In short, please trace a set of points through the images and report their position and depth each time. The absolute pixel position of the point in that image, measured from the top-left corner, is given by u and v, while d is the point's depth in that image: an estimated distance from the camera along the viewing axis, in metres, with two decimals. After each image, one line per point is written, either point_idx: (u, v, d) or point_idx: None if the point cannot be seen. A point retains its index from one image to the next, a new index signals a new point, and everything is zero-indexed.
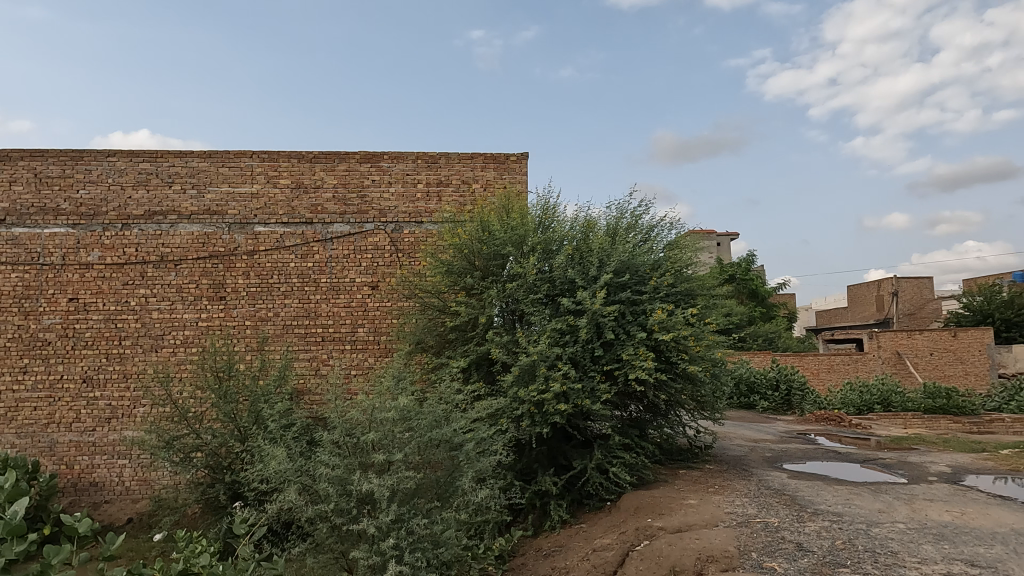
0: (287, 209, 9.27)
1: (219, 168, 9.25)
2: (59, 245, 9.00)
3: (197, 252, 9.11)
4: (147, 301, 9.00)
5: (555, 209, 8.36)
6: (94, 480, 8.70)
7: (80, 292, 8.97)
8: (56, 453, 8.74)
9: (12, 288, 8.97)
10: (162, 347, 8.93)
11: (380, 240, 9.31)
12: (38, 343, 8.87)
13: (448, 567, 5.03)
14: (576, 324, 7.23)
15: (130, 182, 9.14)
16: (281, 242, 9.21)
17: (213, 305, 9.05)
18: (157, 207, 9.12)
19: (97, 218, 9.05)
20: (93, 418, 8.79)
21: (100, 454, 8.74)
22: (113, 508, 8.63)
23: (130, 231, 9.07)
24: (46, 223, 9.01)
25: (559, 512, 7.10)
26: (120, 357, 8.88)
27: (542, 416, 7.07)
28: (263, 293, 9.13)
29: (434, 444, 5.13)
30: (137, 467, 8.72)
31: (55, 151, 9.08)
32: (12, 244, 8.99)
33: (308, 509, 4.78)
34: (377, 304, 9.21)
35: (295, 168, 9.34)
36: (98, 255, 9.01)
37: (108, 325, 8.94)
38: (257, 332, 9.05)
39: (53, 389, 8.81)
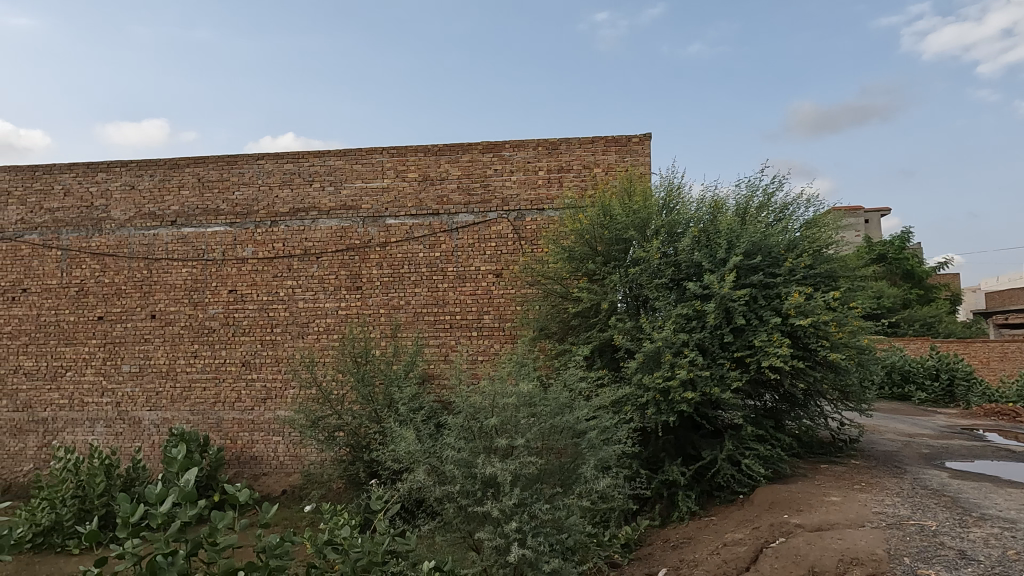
0: (415, 201, 9.64)
1: (354, 165, 9.80)
2: (220, 243, 9.98)
3: (336, 244, 9.74)
4: (293, 292, 9.77)
5: (680, 189, 8.05)
6: (254, 454, 9.61)
7: (238, 285, 9.90)
8: (222, 429, 9.73)
9: (182, 282, 10.05)
10: (308, 334, 9.66)
11: (504, 228, 9.45)
12: (206, 330, 9.92)
13: (572, 553, 5.02)
14: (703, 309, 6.94)
15: (277, 182, 9.93)
16: (410, 233, 9.62)
17: (351, 295, 9.65)
18: (300, 204, 9.85)
19: (250, 217, 9.93)
20: (252, 398, 9.69)
21: (258, 430, 9.63)
22: (271, 480, 9.49)
23: (278, 228, 9.87)
24: (208, 222, 10.01)
25: (687, 503, 6.88)
26: (273, 343, 9.71)
27: (668, 404, 6.88)
28: (395, 283, 9.59)
29: (558, 430, 5.16)
30: (289, 443, 9.53)
31: (214, 157, 10.04)
32: (182, 242, 10.08)
33: (436, 489, 4.95)
34: (502, 290, 9.36)
35: (422, 162, 9.69)
36: (252, 250, 9.89)
37: (262, 314, 9.80)
38: (390, 319, 9.54)
39: (219, 371, 9.82)
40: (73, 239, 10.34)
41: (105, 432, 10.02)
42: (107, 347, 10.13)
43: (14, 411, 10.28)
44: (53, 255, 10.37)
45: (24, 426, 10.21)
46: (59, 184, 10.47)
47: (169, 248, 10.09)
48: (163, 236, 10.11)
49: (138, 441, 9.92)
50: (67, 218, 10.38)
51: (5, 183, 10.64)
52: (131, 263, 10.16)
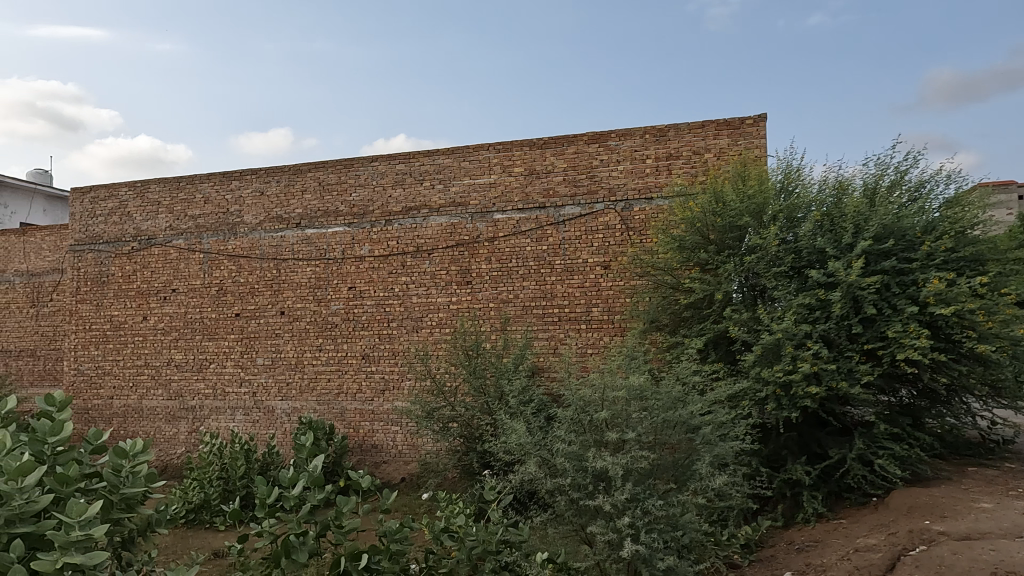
0: (522, 195, 9.72)
1: (462, 163, 10.02)
2: (339, 242, 10.55)
3: (446, 241, 10.01)
4: (408, 287, 10.15)
5: (799, 172, 7.58)
6: (375, 442, 10.10)
7: (357, 281, 10.43)
8: (346, 419, 10.29)
9: (307, 280, 10.72)
10: (422, 328, 10.02)
11: (611, 219, 9.31)
12: (329, 325, 10.53)
13: (688, 551, 4.87)
14: (828, 298, 6.50)
15: (390, 183, 10.35)
16: (517, 227, 9.70)
17: (461, 289, 9.89)
18: (412, 203, 10.21)
19: (366, 216, 10.42)
20: (372, 389, 10.19)
21: (378, 420, 10.11)
22: (391, 468, 9.94)
23: (392, 226, 10.29)
24: (329, 223, 10.61)
25: (813, 504, 6.49)
26: (390, 337, 10.15)
27: (789, 399, 6.52)
28: (504, 277, 9.72)
29: (671, 425, 5.02)
30: (406, 433, 9.93)
31: (332, 161, 10.62)
32: (306, 243, 10.74)
33: (547, 482, 4.96)
34: (610, 283, 9.24)
35: (527, 155, 9.74)
36: (369, 249, 10.38)
37: (379, 310, 10.26)
38: (500, 313, 9.69)
39: (341, 363, 10.40)
40: (213, 243, 11.31)
41: (243, 419, 10.90)
42: (244, 341, 11.02)
43: (168, 399, 11.41)
44: (197, 257, 11.41)
45: (177, 413, 11.31)
46: (200, 192, 11.49)
47: (295, 249, 10.79)
48: (290, 237, 10.83)
49: (272, 428, 10.70)
50: (207, 224, 11.37)
51: (155, 194, 11.81)
52: (262, 263, 10.97)
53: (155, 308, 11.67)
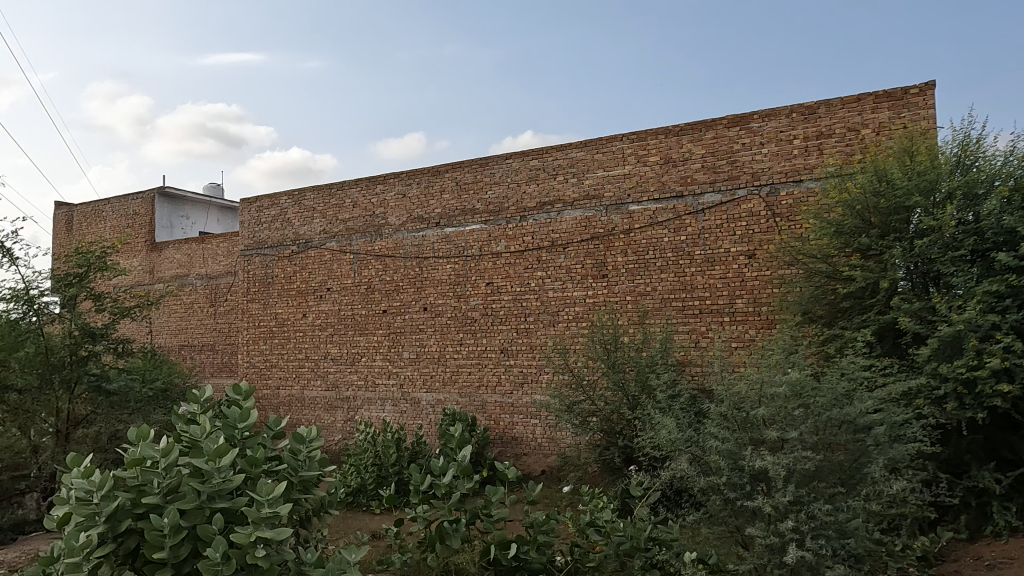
0: (658, 184, 9.46)
1: (595, 155, 9.94)
2: (477, 239, 10.85)
3: (581, 234, 9.98)
4: (544, 282, 10.24)
5: (979, 143, 6.74)
6: (515, 434, 10.28)
7: (494, 277, 10.67)
8: (486, 411, 10.57)
9: (447, 277, 11.13)
10: (559, 322, 10.06)
11: (755, 205, 8.81)
12: (469, 320, 10.87)
13: (859, 561, 4.50)
14: (1020, 284, 5.74)
15: (524, 179, 10.48)
16: (654, 217, 9.46)
17: (597, 283, 9.82)
18: (546, 198, 10.27)
19: (502, 213, 10.63)
20: (511, 382, 10.38)
21: (517, 413, 10.28)
22: (531, 460, 10.06)
23: (527, 222, 10.42)
24: (466, 221, 10.95)
25: (1005, 516, 5.77)
26: (527, 331, 10.30)
27: (974, 398, 5.84)
28: (641, 270, 9.52)
29: (836, 424, 4.66)
30: (545, 426, 10.01)
31: (468, 161, 10.94)
32: (445, 241, 11.15)
33: (700, 480, 4.78)
34: (755, 272, 8.73)
35: (663, 143, 9.46)
36: (505, 245, 10.58)
37: (517, 304, 10.44)
38: (638, 306, 9.50)
39: (481, 357, 10.69)
40: (361, 244, 12.07)
41: (392, 410, 11.53)
42: (391, 336, 11.66)
43: (326, 390, 12.33)
44: (348, 258, 12.23)
45: (334, 403, 12.20)
46: (349, 197, 12.30)
47: (435, 247, 11.24)
48: (430, 237, 11.30)
49: (418, 419, 11.23)
50: (356, 226, 12.15)
51: (310, 201, 12.79)
52: (406, 262, 11.54)
53: (312, 305, 12.65)
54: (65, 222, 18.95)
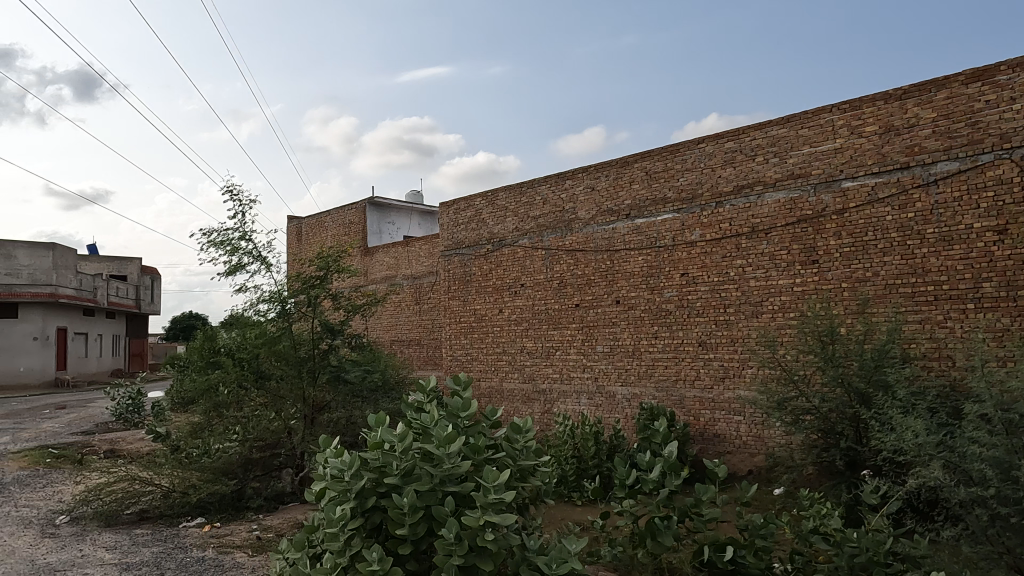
0: (876, 157, 8.45)
1: (799, 131, 9.14)
2: (669, 229, 10.53)
3: (786, 218, 9.23)
4: (744, 270, 9.64)
5: None
6: (717, 432, 9.71)
7: (689, 267, 10.27)
8: (685, 406, 10.15)
9: (640, 269, 10.92)
10: (762, 313, 9.39)
11: (1006, 171, 7.46)
12: (664, 313, 10.57)
13: None
14: None
15: (719, 163, 9.95)
16: (873, 194, 8.45)
17: (806, 270, 9.01)
18: (744, 180, 9.66)
19: (696, 200, 10.19)
20: (711, 376, 9.88)
21: (719, 408, 9.72)
22: (735, 459, 9.43)
23: (723, 208, 9.88)
24: (658, 211, 10.66)
25: None
26: (727, 323, 9.76)
27: None
28: (858, 253, 8.57)
29: None
30: (751, 423, 9.34)
31: (659, 149, 10.64)
32: (636, 233, 10.96)
33: (959, 491, 4.16)
34: (1008, 251, 7.40)
35: (883, 111, 8.41)
36: (700, 233, 10.13)
37: (715, 295, 9.93)
38: (855, 293, 8.55)
39: (678, 350, 10.33)
40: (553, 240, 12.30)
41: (588, 403, 11.57)
42: (585, 330, 11.71)
43: (524, 383, 12.73)
44: (540, 254, 12.54)
45: (531, 395, 12.55)
46: (539, 195, 12.59)
47: (626, 239, 11.09)
48: (621, 229, 11.18)
49: (615, 413, 11.13)
50: (547, 223, 12.41)
51: (503, 201, 13.30)
52: (597, 255, 11.54)
53: (508, 301, 13.15)
54: (296, 233, 21.64)
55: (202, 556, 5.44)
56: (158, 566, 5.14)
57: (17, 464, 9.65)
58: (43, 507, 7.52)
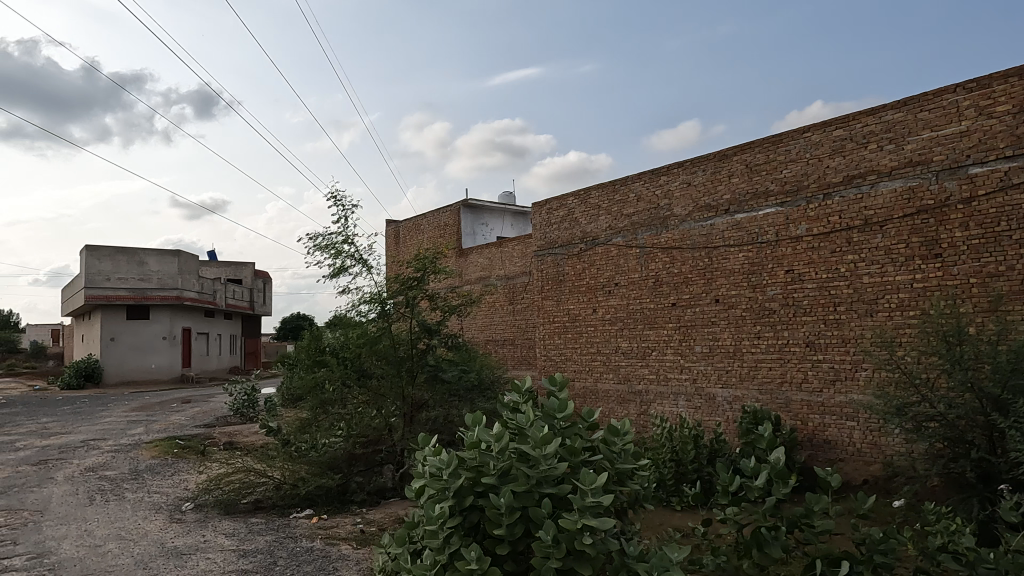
0: (1010, 139, 7.66)
1: (918, 114, 8.45)
2: (772, 224, 10.02)
3: (903, 208, 8.55)
4: (856, 266, 9.02)
5: None
6: (827, 438, 9.13)
7: (794, 264, 9.73)
8: (792, 410, 9.61)
9: (740, 266, 10.47)
10: (877, 311, 8.75)
11: None
12: (766, 312, 10.08)
13: None
14: None
15: (827, 152, 9.37)
16: (1007, 180, 7.66)
17: (928, 264, 8.30)
18: (855, 170, 9.05)
19: (801, 193, 9.65)
20: (820, 379, 9.30)
21: (829, 413, 9.14)
22: (849, 467, 8.84)
23: (832, 200, 9.29)
24: (759, 206, 10.19)
25: None
26: (837, 322, 9.17)
27: None
28: (989, 245, 7.79)
29: None
30: (866, 429, 8.71)
31: (760, 140, 10.16)
32: (736, 229, 10.52)
33: None
34: None
35: (1017, 87, 7.62)
36: (806, 227, 9.58)
37: (823, 293, 9.36)
38: (987, 290, 7.79)
39: (783, 351, 9.81)
40: (648, 237, 12.04)
41: (687, 405, 11.21)
42: (682, 330, 11.37)
43: (619, 383, 12.52)
44: (634, 252, 12.31)
45: (627, 396, 12.33)
46: (633, 192, 12.36)
47: (726, 235, 10.67)
48: (720, 225, 10.77)
49: (715, 416, 10.72)
50: (642, 220, 12.16)
51: (596, 199, 13.16)
52: (694, 252, 11.18)
53: (602, 300, 12.98)
54: (394, 236, 22.35)
55: (311, 546, 5.71)
56: (271, 554, 5.43)
57: (149, 453, 10.53)
58: (171, 494, 8.16)
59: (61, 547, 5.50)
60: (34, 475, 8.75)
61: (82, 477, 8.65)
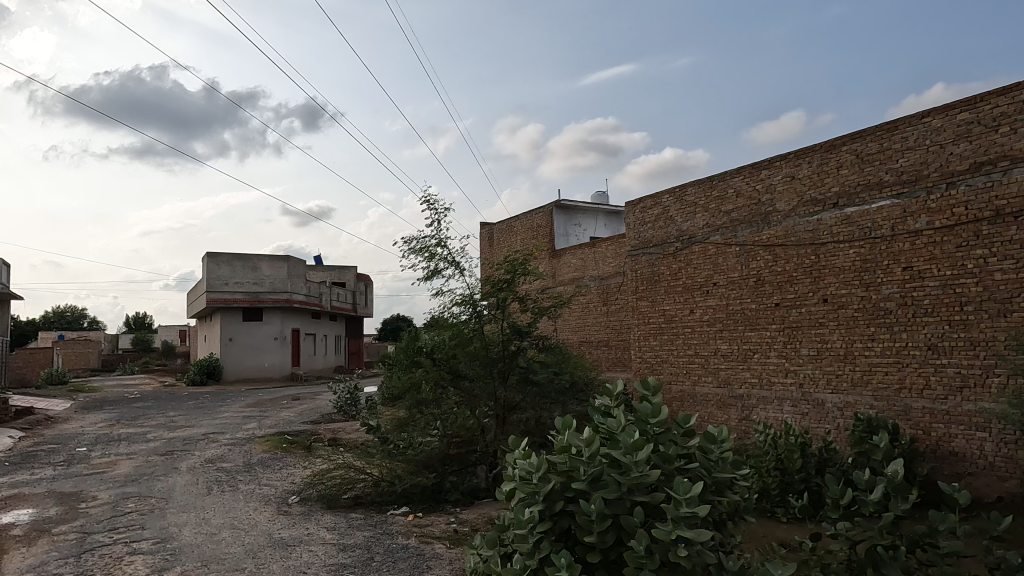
0: None
1: None
2: (887, 217, 9.30)
3: None
4: (986, 262, 8.22)
5: None
6: (954, 450, 8.35)
7: (913, 260, 8.99)
8: (912, 418, 8.87)
9: (851, 263, 9.79)
10: (1012, 312, 7.92)
11: None
12: (881, 312, 9.37)
13: None
14: None
15: (950, 138, 8.59)
16: None
17: None
18: (984, 156, 8.23)
19: (920, 183, 8.90)
20: (945, 386, 8.53)
21: (956, 423, 8.37)
22: (979, 483, 8.06)
23: (956, 189, 8.50)
24: (872, 198, 9.49)
25: None
26: (964, 324, 8.38)
27: None
28: None
29: None
30: (999, 442, 7.90)
31: (872, 128, 9.47)
32: (846, 224, 9.85)
33: None
34: None
35: None
36: (926, 220, 8.82)
37: (947, 292, 8.58)
38: None
39: (901, 355, 9.07)
40: (748, 235, 11.52)
41: (792, 411, 10.61)
42: (787, 331, 10.77)
43: (718, 387, 12.04)
44: (734, 250, 11.81)
45: (727, 401, 11.83)
46: (732, 187, 11.87)
47: (834, 231, 10.02)
48: (827, 220, 10.13)
49: (825, 423, 10.07)
50: (741, 217, 11.66)
51: (692, 196, 12.75)
52: (799, 250, 10.58)
53: (700, 300, 12.54)
54: (488, 239, 22.63)
55: (406, 543, 5.84)
56: (368, 549, 5.60)
57: (261, 447, 11.19)
58: (280, 487, 8.63)
59: (182, 534, 5.93)
60: (162, 465, 9.52)
61: (203, 468, 9.32)
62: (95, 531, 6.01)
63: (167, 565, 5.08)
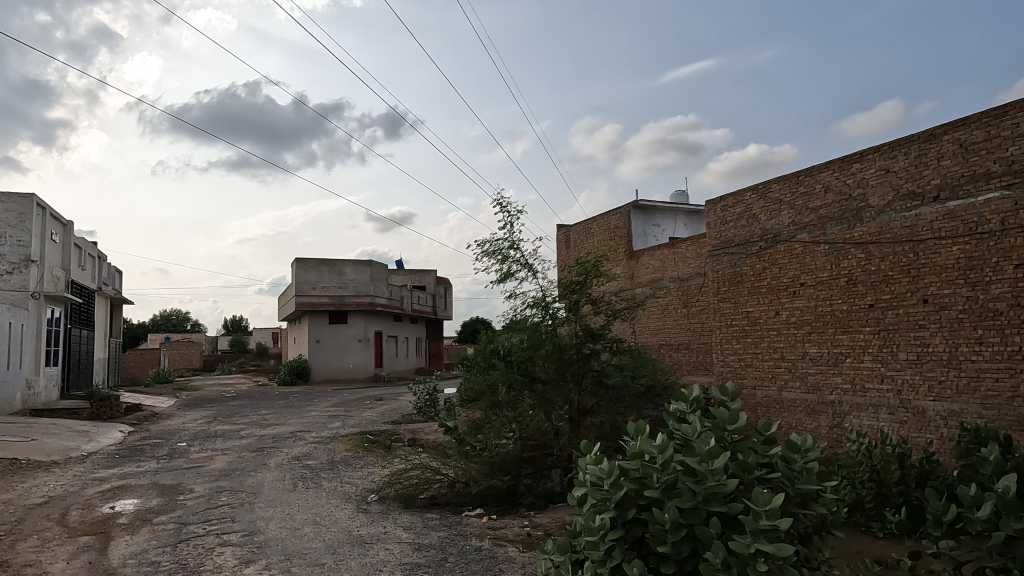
0: None
1: None
2: (996, 211, 8.57)
3: None
4: None
5: None
6: None
7: None
8: None
9: (955, 261, 9.09)
10: None
11: None
12: (990, 314, 8.65)
13: None
14: None
15: None
16: None
17: None
18: None
19: None
20: None
21: None
22: None
23: None
24: (978, 190, 8.78)
25: None
26: None
27: None
28: None
29: None
30: None
31: (978, 114, 8.77)
32: (949, 218, 9.15)
33: None
34: None
35: None
36: None
37: None
38: None
39: (1014, 360, 8.34)
40: (838, 232, 10.93)
41: (889, 419, 9.95)
42: (882, 334, 10.12)
43: (807, 393, 11.45)
44: (823, 249, 11.23)
45: (817, 407, 11.23)
46: (820, 183, 11.31)
47: (935, 227, 9.34)
48: (927, 215, 9.45)
49: (926, 432, 9.38)
50: (831, 213, 11.08)
51: (777, 193, 12.24)
52: (895, 247, 9.92)
53: (786, 302, 11.99)
54: (565, 241, 22.53)
55: (479, 546, 5.87)
56: (443, 550, 5.66)
57: (344, 446, 11.58)
58: (360, 485, 8.89)
59: (268, 527, 6.20)
60: (252, 461, 10.02)
61: (290, 465, 9.74)
62: (191, 522, 6.39)
63: (254, 557, 5.32)
